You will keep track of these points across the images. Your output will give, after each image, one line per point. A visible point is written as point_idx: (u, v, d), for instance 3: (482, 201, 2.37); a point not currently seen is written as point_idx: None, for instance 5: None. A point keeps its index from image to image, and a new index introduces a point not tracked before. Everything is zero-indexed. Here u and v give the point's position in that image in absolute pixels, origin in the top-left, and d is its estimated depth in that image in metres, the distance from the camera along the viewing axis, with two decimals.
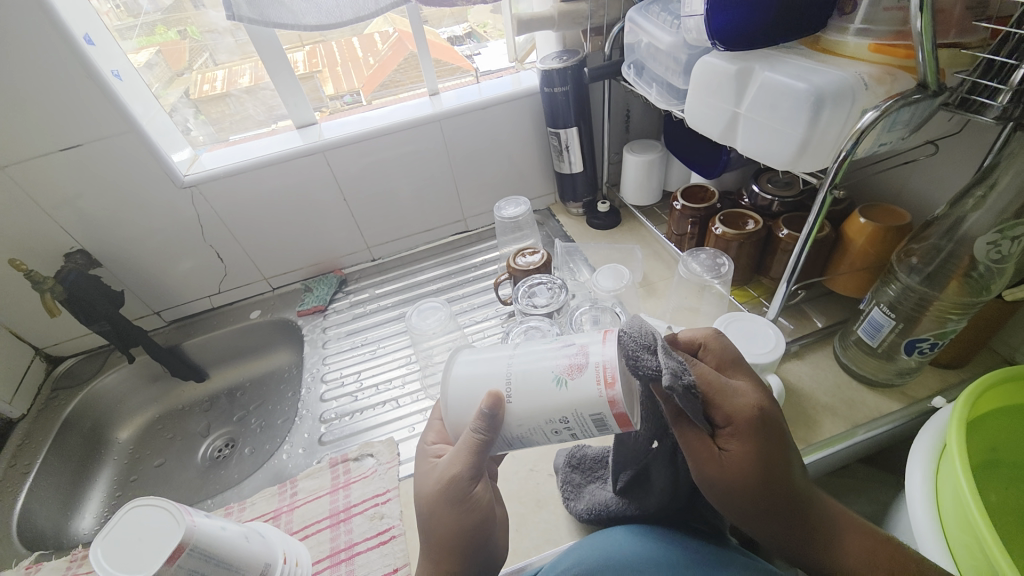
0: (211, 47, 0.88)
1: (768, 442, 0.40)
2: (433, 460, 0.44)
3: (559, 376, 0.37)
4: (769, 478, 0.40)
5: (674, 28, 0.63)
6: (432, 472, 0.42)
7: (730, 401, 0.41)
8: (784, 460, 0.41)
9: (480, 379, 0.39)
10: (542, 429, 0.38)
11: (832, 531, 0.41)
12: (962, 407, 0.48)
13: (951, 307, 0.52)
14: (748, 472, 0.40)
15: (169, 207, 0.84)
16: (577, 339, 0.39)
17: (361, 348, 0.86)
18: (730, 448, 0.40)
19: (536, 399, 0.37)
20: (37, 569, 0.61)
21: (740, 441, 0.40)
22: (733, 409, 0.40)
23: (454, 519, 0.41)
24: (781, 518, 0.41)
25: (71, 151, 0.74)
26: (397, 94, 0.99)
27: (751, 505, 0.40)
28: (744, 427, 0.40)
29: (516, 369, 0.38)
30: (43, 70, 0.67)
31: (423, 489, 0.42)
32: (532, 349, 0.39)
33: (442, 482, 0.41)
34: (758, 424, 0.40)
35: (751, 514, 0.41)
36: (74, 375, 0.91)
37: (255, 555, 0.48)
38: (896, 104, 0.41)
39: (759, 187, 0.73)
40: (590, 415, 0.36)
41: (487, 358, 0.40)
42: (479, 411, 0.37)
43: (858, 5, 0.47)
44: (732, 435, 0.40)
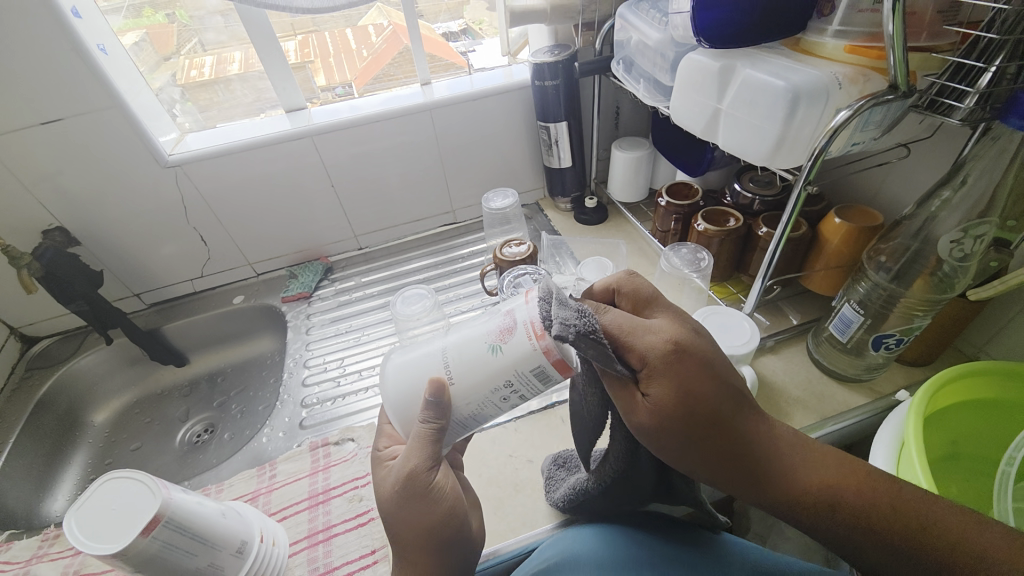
0: (200, 30, 0.87)
1: (690, 375, 0.38)
2: (388, 464, 0.44)
3: (493, 344, 0.37)
4: (698, 414, 0.38)
5: (661, 25, 0.64)
6: (387, 477, 0.42)
7: (641, 340, 0.39)
8: (713, 391, 0.38)
9: (417, 372, 0.39)
10: (490, 399, 0.38)
11: (788, 460, 0.38)
12: (921, 401, 0.50)
13: (918, 304, 0.54)
14: (674, 413, 0.37)
15: (151, 187, 0.83)
16: (505, 304, 0.39)
17: (346, 334, 0.86)
18: (652, 392, 0.38)
19: (474, 373, 0.37)
20: (7, 548, 0.60)
21: (659, 380, 0.38)
22: (645, 348, 0.38)
23: (421, 515, 0.41)
24: (720, 456, 0.38)
25: (51, 125, 0.73)
26: (389, 88, 0.98)
27: (688, 445, 0.38)
28: (661, 364, 0.38)
29: (451, 352, 0.39)
30: (24, 42, 0.66)
31: (382, 492, 0.42)
32: (464, 325, 0.40)
33: (396, 484, 0.41)
34: (675, 360, 0.38)
35: (692, 456, 0.39)
36: (50, 356, 0.89)
37: (231, 532, 0.48)
38: (868, 103, 0.42)
39: (741, 186, 0.74)
40: (531, 371, 0.36)
41: (418, 348, 0.40)
42: (425, 401, 0.38)
43: (836, 8, 0.49)
44: (651, 378, 0.38)
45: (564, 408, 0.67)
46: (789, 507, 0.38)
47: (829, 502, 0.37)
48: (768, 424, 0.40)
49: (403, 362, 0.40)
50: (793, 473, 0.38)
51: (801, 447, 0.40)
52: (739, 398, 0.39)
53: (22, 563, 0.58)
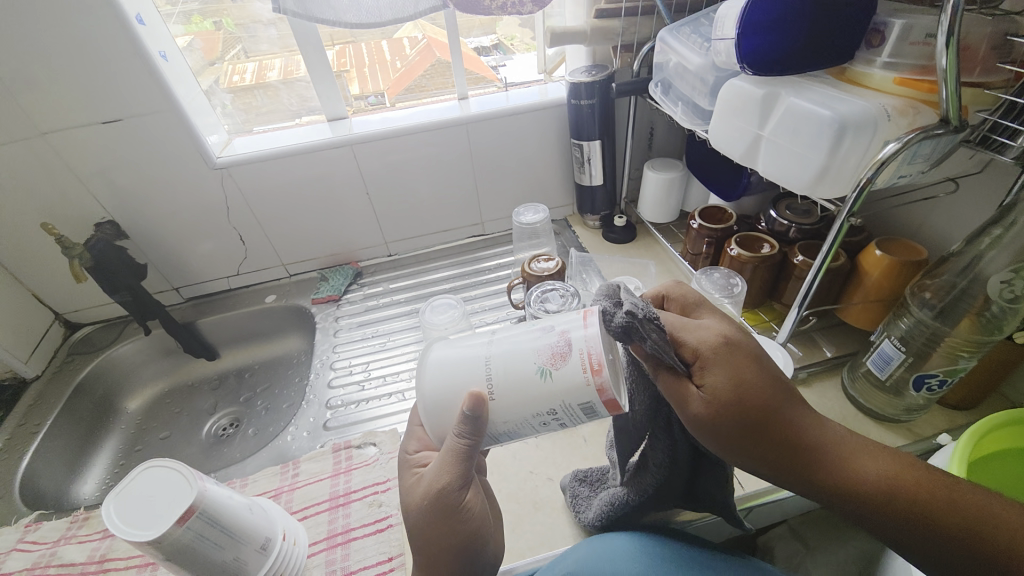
0: (244, 38, 0.91)
1: (743, 366, 0.38)
2: (415, 471, 0.44)
3: (544, 367, 0.37)
4: (754, 404, 0.37)
5: (703, 50, 0.64)
6: (414, 485, 0.42)
7: (691, 334, 0.40)
8: (768, 381, 0.38)
9: (455, 381, 0.39)
10: (530, 422, 0.39)
11: (847, 454, 0.37)
12: (965, 446, 0.48)
13: (963, 344, 0.52)
14: (729, 402, 0.37)
15: (197, 186, 0.86)
16: (557, 324, 0.39)
17: (372, 339, 0.88)
18: (706, 383, 0.38)
19: (519, 395, 0.37)
20: (38, 527, 0.62)
21: (714, 370, 0.38)
22: (697, 340, 0.40)
23: (444, 528, 0.41)
24: (778, 449, 0.37)
25: (111, 124, 0.77)
26: (420, 99, 1.01)
27: (744, 439, 0.37)
28: (714, 356, 0.39)
29: (496, 364, 0.38)
30: (93, 46, 0.70)
31: (407, 499, 0.42)
32: (511, 337, 0.39)
33: (423, 495, 0.41)
34: (726, 353, 0.39)
35: (747, 451, 0.38)
36: (91, 342, 0.93)
37: (256, 528, 0.49)
38: (917, 137, 0.41)
39: (777, 213, 0.73)
40: (579, 404, 0.37)
41: (456, 355, 0.40)
42: (462, 414, 0.37)
43: (886, 39, 0.48)
44: (704, 369, 0.38)
45: (587, 427, 0.67)
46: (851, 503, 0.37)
47: (895, 494, 0.35)
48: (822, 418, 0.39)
49: (439, 367, 0.39)
50: (854, 467, 0.37)
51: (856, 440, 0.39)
52: (791, 392, 0.39)
53: (51, 543, 0.60)
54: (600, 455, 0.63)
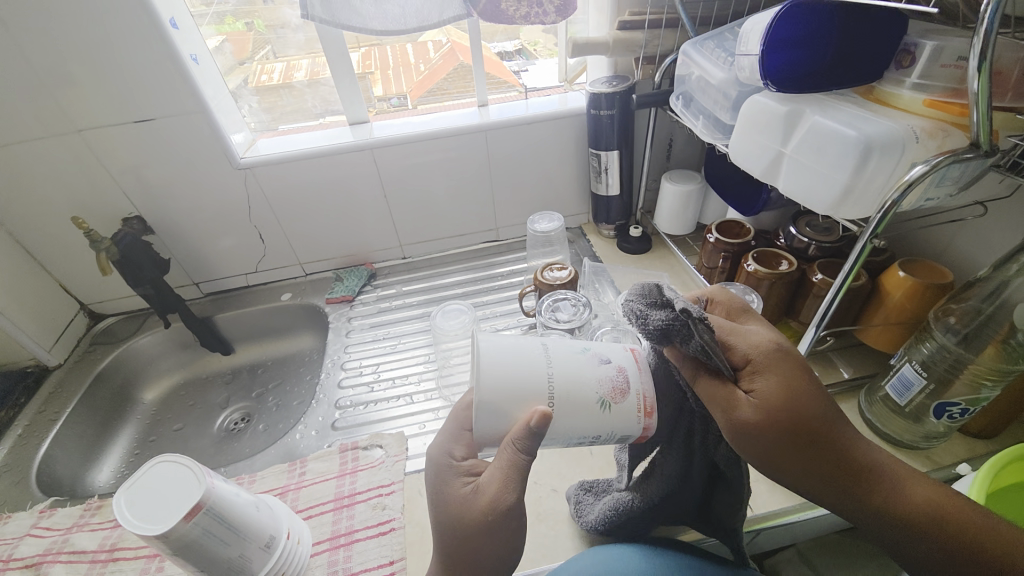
0: (272, 41, 0.93)
1: (796, 375, 0.38)
2: (465, 482, 0.42)
3: (605, 399, 0.39)
4: (806, 416, 0.37)
5: (727, 64, 0.64)
6: (467, 498, 0.40)
7: (742, 339, 0.40)
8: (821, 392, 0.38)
9: (515, 391, 0.38)
10: (569, 442, 0.40)
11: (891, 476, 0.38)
12: (986, 476, 0.46)
13: (987, 372, 0.50)
14: (779, 411, 0.37)
15: (221, 185, 0.89)
16: (611, 355, 0.41)
17: (383, 341, 0.88)
18: (755, 389, 0.38)
19: (575, 416, 0.38)
20: (51, 513, 0.64)
21: (765, 376, 0.38)
22: (749, 344, 0.40)
23: (496, 548, 0.39)
24: (829, 464, 0.37)
25: (144, 123, 0.79)
26: (442, 102, 1.02)
27: (789, 450, 0.37)
28: (765, 361, 0.39)
29: (559, 385, 0.38)
30: (127, 48, 0.73)
31: (455, 511, 0.40)
32: (569, 358, 0.40)
33: (479, 509, 0.39)
34: (778, 359, 0.39)
35: (796, 465, 0.37)
36: (113, 333, 0.96)
37: (262, 527, 0.50)
38: (947, 160, 0.40)
39: (796, 230, 0.72)
40: (621, 435, 0.40)
41: (517, 362, 0.38)
42: (527, 428, 0.37)
43: (917, 60, 0.47)
44: (753, 376, 0.38)
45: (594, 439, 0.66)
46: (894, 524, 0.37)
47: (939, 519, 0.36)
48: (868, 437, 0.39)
49: (499, 372, 0.38)
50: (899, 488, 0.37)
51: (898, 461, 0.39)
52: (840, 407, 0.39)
53: (63, 530, 0.62)
54: (605, 469, 0.62)
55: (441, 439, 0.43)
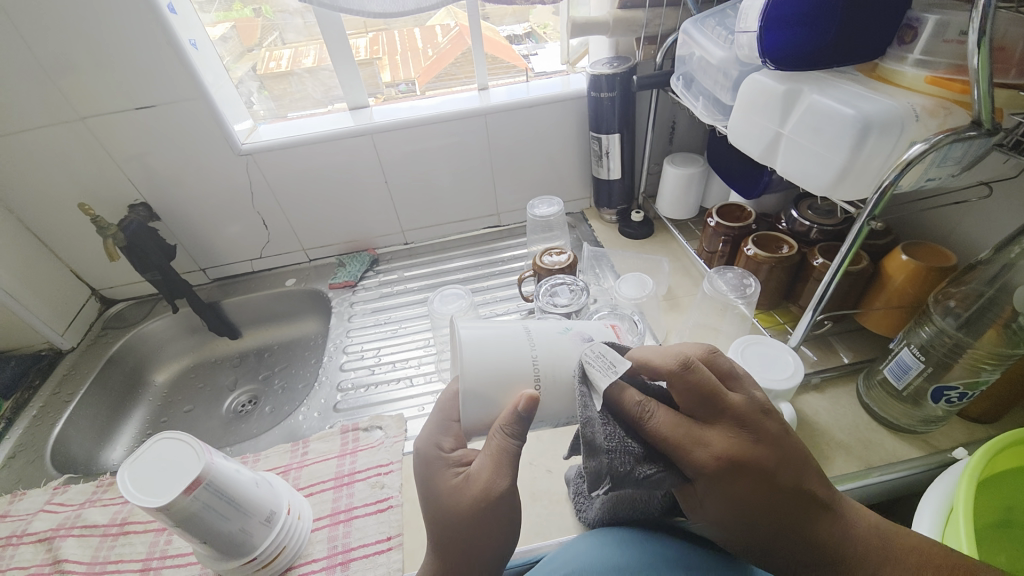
0: (282, 26, 0.93)
1: (744, 488, 0.38)
2: (455, 472, 0.43)
3: None
4: (757, 516, 0.39)
5: (727, 43, 0.62)
6: (458, 486, 0.41)
7: (691, 456, 0.38)
8: (772, 496, 0.39)
9: (502, 374, 0.40)
10: (560, 420, 0.42)
11: (863, 553, 0.38)
12: (977, 464, 0.46)
13: (986, 356, 0.50)
14: (727, 515, 0.40)
15: (224, 173, 0.90)
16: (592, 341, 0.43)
17: (384, 326, 0.89)
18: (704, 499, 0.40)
19: (558, 400, 0.41)
20: (65, 489, 0.66)
21: (714, 493, 0.38)
22: (696, 465, 0.38)
23: (490, 533, 0.40)
24: (784, 555, 0.40)
25: (146, 110, 0.80)
26: (450, 87, 1.01)
27: (748, 537, 0.40)
28: (714, 480, 0.38)
29: (543, 366, 0.40)
30: (131, 37, 0.73)
31: (446, 500, 0.41)
32: (552, 340, 0.42)
33: (469, 498, 0.40)
34: (726, 478, 0.38)
35: (754, 551, 0.41)
36: (124, 318, 0.99)
37: (262, 502, 0.52)
38: (948, 138, 0.39)
39: (798, 213, 0.70)
40: None
41: (500, 349, 0.40)
42: (514, 412, 0.39)
43: (919, 35, 0.46)
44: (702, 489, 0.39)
45: None
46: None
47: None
48: (841, 517, 0.40)
49: (485, 355, 0.40)
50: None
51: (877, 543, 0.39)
52: (802, 505, 0.39)
53: (76, 505, 0.64)
54: None
55: (430, 432, 0.45)
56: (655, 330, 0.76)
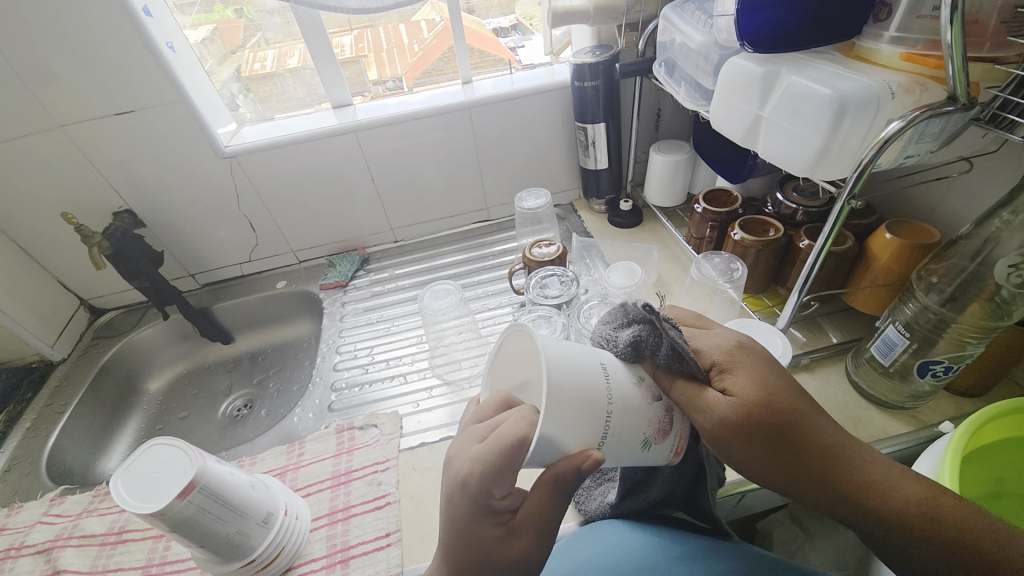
0: (262, 26, 0.92)
1: (762, 374, 0.40)
2: (493, 520, 0.39)
3: (649, 440, 0.39)
4: (781, 408, 0.39)
5: (707, 27, 0.62)
6: (497, 541, 0.38)
7: (706, 342, 0.43)
8: (787, 387, 0.40)
9: (577, 422, 0.36)
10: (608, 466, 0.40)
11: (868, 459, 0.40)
12: (960, 439, 0.46)
13: (970, 330, 0.50)
14: (756, 404, 0.38)
15: (209, 177, 0.89)
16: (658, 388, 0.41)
17: (377, 324, 0.89)
18: (730, 385, 0.40)
19: (617, 451, 0.38)
20: (62, 501, 0.66)
21: (734, 373, 0.40)
22: (711, 346, 0.42)
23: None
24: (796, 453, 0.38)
25: (126, 116, 0.80)
26: (437, 83, 1.00)
27: (773, 442, 0.38)
28: (730, 361, 0.41)
29: (617, 418, 0.37)
30: (108, 42, 0.72)
31: (476, 551, 0.38)
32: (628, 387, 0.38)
33: (507, 558, 0.38)
34: (744, 357, 0.41)
35: (765, 456, 0.38)
36: (115, 326, 0.98)
37: (258, 504, 0.52)
38: (924, 114, 0.39)
39: (784, 196, 0.71)
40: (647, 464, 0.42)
41: (581, 393, 0.36)
42: (578, 470, 0.36)
43: (894, 12, 0.46)
44: (725, 374, 0.40)
45: None
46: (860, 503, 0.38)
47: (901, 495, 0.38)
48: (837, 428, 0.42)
49: (566, 401, 0.35)
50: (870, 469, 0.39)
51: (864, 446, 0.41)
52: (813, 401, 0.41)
53: (74, 515, 0.64)
54: None
55: (485, 476, 0.38)
56: None
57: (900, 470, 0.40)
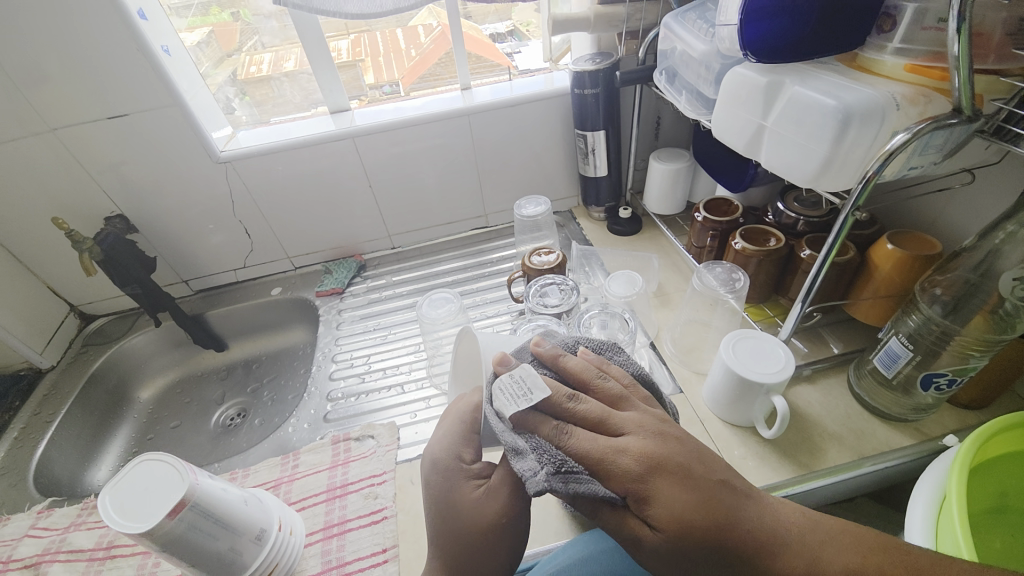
0: (259, 30, 0.91)
1: (681, 493, 0.35)
2: (473, 484, 0.44)
3: None
4: (710, 534, 0.35)
5: (708, 36, 0.62)
6: (480, 501, 0.43)
7: (615, 467, 0.36)
8: (709, 499, 0.35)
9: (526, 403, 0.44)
10: None
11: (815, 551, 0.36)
12: (967, 452, 0.46)
13: (974, 343, 0.50)
14: (684, 536, 0.35)
15: (204, 182, 0.88)
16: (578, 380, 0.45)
17: (373, 332, 0.88)
18: (651, 520, 0.36)
19: None
20: (49, 513, 0.64)
21: (651, 502, 0.35)
22: (623, 475, 0.36)
23: (487, 547, 0.42)
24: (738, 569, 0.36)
25: (120, 119, 0.78)
26: (435, 88, 1.00)
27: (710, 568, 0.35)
28: (644, 485, 0.36)
29: None
30: (103, 46, 0.71)
31: (461, 511, 0.43)
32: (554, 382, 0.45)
33: (489, 513, 0.42)
34: (656, 479, 0.36)
35: None
36: (105, 333, 0.96)
37: (251, 520, 0.50)
38: (928, 127, 0.39)
39: (785, 206, 0.71)
40: None
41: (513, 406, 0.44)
42: None
43: (898, 24, 0.45)
44: (644, 505, 0.36)
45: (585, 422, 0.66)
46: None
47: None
48: (775, 510, 0.38)
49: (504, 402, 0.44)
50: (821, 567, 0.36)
51: (810, 528, 0.38)
52: (738, 494, 0.37)
53: (61, 529, 0.62)
54: None
55: (452, 445, 0.45)
56: (647, 328, 0.76)
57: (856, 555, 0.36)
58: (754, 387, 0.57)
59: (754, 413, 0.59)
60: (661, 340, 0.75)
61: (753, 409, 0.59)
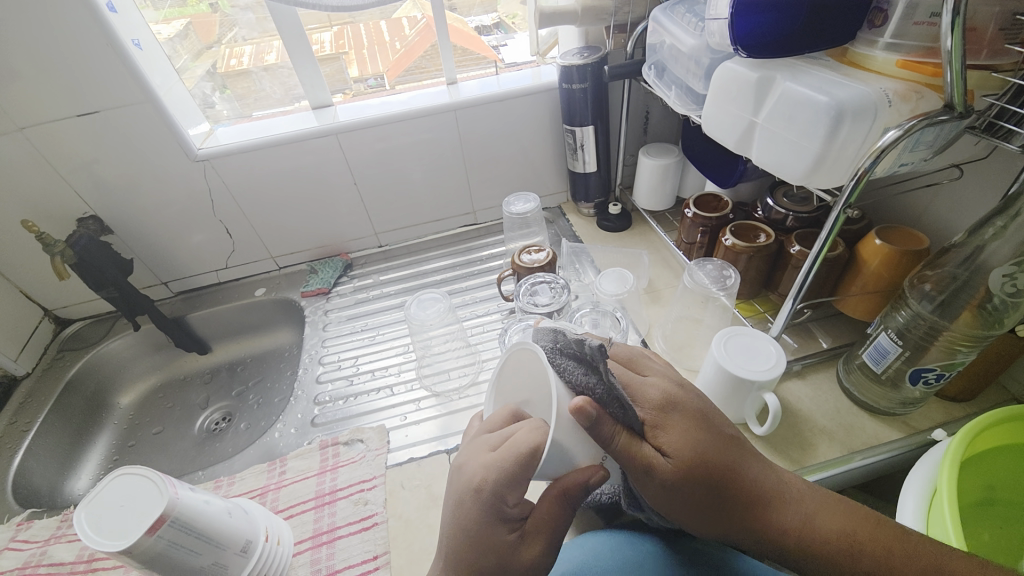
0: (237, 22, 0.88)
1: (692, 430, 0.41)
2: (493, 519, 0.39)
3: None
4: (712, 464, 0.40)
5: (698, 30, 0.61)
6: (511, 549, 0.38)
7: (640, 394, 0.42)
8: (715, 440, 0.41)
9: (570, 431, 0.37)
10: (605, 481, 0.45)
11: (800, 504, 0.42)
12: (957, 448, 0.46)
13: (962, 338, 0.50)
14: (691, 463, 0.39)
15: (182, 180, 0.85)
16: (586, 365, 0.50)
17: (361, 333, 0.86)
18: (663, 444, 0.40)
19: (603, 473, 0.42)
20: (28, 525, 0.62)
21: (666, 431, 0.40)
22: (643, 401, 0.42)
23: None
24: (728, 506, 0.40)
25: (90, 117, 0.75)
26: (420, 81, 0.98)
27: (707, 498, 0.40)
28: (661, 416, 0.41)
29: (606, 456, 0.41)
30: (71, 39, 0.68)
31: (488, 557, 0.38)
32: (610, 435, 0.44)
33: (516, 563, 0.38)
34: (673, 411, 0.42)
35: (704, 512, 0.40)
36: (82, 338, 0.93)
37: (237, 531, 0.49)
38: (921, 123, 0.39)
39: (774, 201, 0.70)
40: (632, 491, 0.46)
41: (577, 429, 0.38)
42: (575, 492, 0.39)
43: (890, 18, 0.45)
44: (661, 431, 0.40)
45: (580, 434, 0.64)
46: (805, 556, 0.40)
47: (846, 547, 0.40)
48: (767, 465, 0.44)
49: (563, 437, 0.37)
50: (807, 520, 0.41)
51: (804, 491, 0.43)
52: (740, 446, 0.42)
53: (42, 542, 0.60)
54: None
55: (500, 482, 0.38)
56: (638, 325, 0.76)
57: (839, 514, 0.42)
58: (745, 385, 0.57)
59: (746, 410, 0.59)
60: (652, 337, 0.74)
61: (743, 406, 0.59)
